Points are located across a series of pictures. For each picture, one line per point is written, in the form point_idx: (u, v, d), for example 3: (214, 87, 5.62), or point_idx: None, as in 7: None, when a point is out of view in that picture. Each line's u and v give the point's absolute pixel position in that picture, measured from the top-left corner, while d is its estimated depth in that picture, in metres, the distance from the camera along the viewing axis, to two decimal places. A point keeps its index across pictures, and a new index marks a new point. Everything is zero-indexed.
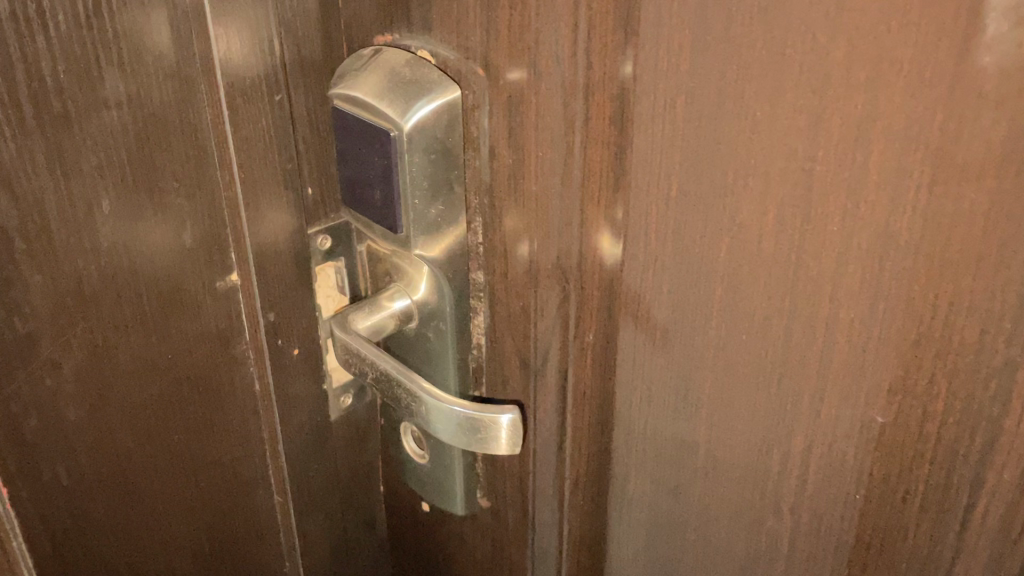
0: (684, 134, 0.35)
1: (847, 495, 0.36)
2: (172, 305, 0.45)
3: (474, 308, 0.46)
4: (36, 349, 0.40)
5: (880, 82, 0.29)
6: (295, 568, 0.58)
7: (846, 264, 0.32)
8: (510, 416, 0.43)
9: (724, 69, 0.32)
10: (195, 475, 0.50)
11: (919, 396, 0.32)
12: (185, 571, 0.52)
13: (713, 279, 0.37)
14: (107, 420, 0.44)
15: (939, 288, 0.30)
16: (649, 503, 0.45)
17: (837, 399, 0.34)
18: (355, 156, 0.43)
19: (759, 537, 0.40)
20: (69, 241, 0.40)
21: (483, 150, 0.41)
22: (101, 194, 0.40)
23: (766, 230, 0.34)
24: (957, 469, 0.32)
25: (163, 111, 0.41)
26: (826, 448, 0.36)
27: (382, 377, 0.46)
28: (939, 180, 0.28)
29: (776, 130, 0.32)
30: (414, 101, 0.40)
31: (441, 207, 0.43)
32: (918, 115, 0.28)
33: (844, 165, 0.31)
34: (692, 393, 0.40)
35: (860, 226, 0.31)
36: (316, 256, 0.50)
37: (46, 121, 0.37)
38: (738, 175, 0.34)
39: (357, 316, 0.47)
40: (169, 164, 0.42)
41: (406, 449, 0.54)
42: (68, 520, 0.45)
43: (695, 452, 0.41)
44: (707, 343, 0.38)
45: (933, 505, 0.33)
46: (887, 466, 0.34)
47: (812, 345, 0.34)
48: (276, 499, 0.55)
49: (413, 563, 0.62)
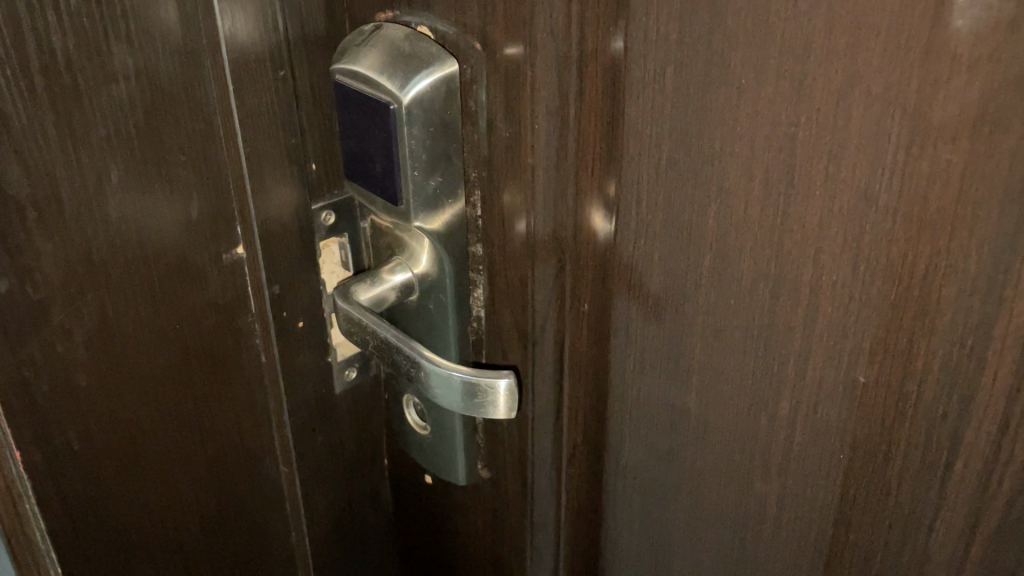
0: (674, 104, 0.36)
1: (831, 456, 0.37)
2: (179, 276, 0.46)
3: (474, 281, 0.47)
4: (48, 315, 0.42)
5: (860, 47, 0.29)
6: (301, 537, 0.60)
7: (829, 228, 0.33)
8: (507, 381, 0.44)
9: (711, 38, 0.33)
10: (203, 444, 0.51)
11: (899, 355, 0.33)
12: (194, 538, 0.53)
13: (703, 246, 0.38)
14: (116, 388, 0.46)
15: (917, 249, 0.31)
16: (643, 470, 0.46)
17: (821, 361, 0.35)
18: (356, 129, 0.44)
19: (748, 501, 0.41)
20: (80, 211, 0.41)
21: (481, 126, 0.42)
22: (111, 166, 0.41)
23: (753, 196, 0.35)
24: (936, 428, 0.33)
25: (170, 86, 0.42)
26: (811, 410, 0.37)
27: (383, 345, 0.47)
28: (917, 143, 0.29)
29: (761, 97, 0.33)
30: (413, 75, 0.40)
31: (439, 180, 0.43)
32: (897, 79, 0.29)
33: (826, 130, 0.31)
34: (683, 359, 0.41)
35: (841, 190, 0.32)
36: (320, 231, 0.51)
37: (56, 94, 0.38)
38: (726, 143, 0.35)
39: (359, 288, 0.48)
40: (176, 138, 0.43)
41: (408, 421, 0.56)
42: (79, 486, 0.46)
43: (687, 418, 0.42)
44: (697, 310, 0.39)
45: (914, 463, 0.34)
46: (869, 426, 0.35)
47: (797, 308, 0.35)
48: (282, 470, 0.56)
49: (416, 535, 0.64)
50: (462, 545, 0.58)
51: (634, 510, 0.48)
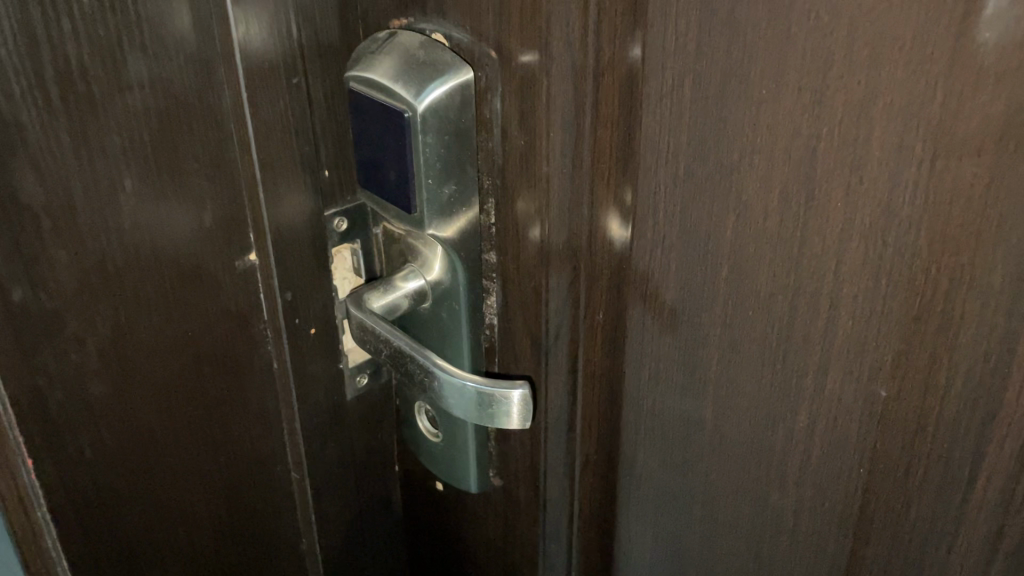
0: (692, 113, 0.35)
1: (849, 469, 0.36)
2: (192, 284, 0.46)
3: (487, 288, 0.47)
4: (62, 323, 0.41)
5: (884, 58, 0.29)
6: (312, 544, 0.60)
7: (850, 241, 0.32)
8: (521, 391, 0.44)
9: (731, 48, 0.33)
10: (214, 450, 0.51)
11: (920, 369, 0.32)
12: (205, 545, 0.53)
13: (720, 257, 0.37)
14: (129, 395, 0.46)
15: (940, 263, 0.30)
16: (657, 480, 0.46)
17: (840, 374, 0.35)
18: (371, 137, 0.44)
19: (764, 513, 0.41)
20: (93, 219, 0.41)
21: (496, 133, 0.41)
22: (125, 174, 0.41)
23: (771, 207, 0.34)
24: (957, 444, 0.32)
25: (185, 93, 0.42)
26: (829, 423, 0.36)
27: (395, 353, 0.47)
28: (940, 156, 0.29)
29: (781, 108, 0.32)
30: (428, 83, 0.40)
31: (454, 188, 0.43)
32: (921, 92, 0.29)
33: (848, 142, 0.31)
34: (699, 370, 0.41)
35: (862, 203, 0.32)
36: (332, 237, 0.50)
37: (71, 102, 0.38)
38: (744, 154, 0.34)
39: (372, 296, 0.48)
40: (190, 145, 0.43)
41: (419, 428, 0.55)
42: (92, 493, 0.46)
43: (702, 428, 0.42)
44: (714, 321, 0.39)
45: (935, 477, 0.34)
46: (890, 440, 0.35)
47: (816, 321, 0.35)
48: (293, 476, 0.56)
49: (426, 542, 0.63)
50: (473, 552, 0.58)
51: (648, 520, 0.48)
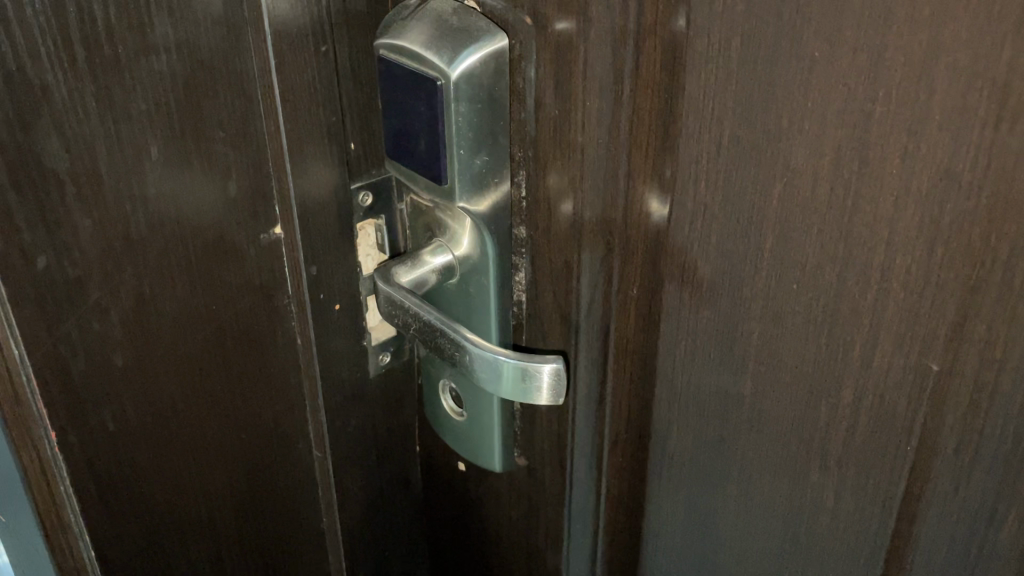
0: (738, 79, 0.34)
1: (897, 447, 0.35)
2: (216, 255, 0.45)
3: (517, 264, 0.46)
4: (86, 293, 0.40)
5: (947, 17, 0.28)
6: (333, 523, 0.59)
7: (904, 209, 0.31)
8: (553, 365, 0.43)
9: (783, 8, 0.32)
10: (238, 425, 0.50)
11: (977, 341, 0.31)
12: (226, 522, 0.53)
13: (764, 229, 0.36)
14: (152, 367, 0.45)
15: (1000, 230, 0.29)
16: (691, 458, 0.45)
17: (889, 349, 0.34)
18: (401, 106, 0.42)
19: (803, 492, 0.40)
20: (119, 186, 0.40)
21: (529, 104, 0.41)
22: (151, 140, 0.40)
23: (823, 174, 0.33)
24: (1012, 419, 0.32)
25: (212, 58, 0.41)
26: (876, 399, 0.35)
27: (425, 328, 0.46)
28: (1007, 118, 0.28)
29: (834, 71, 0.31)
30: (461, 50, 0.39)
31: (486, 159, 0.42)
32: (986, 50, 0.27)
33: (906, 106, 0.30)
34: (739, 345, 0.40)
35: (920, 166, 0.30)
36: (358, 212, 0.50)
37: (97, 65, 0.37)
38: (794, 120, 0.33)
39: (399, 270, 0.47)
40: (217, 113, 0.42)
41: (443, 407, 0.54)
42: (114, 467, 0.45)
43: (741, 405, 0.41)
44: (756, 295, 0.38)
45: (988, 453, 0.33)
46: (942, 416, 0.34)
47: (865, 294, 0.34)
48: (316, 456, 0.56)
49: (446, 522, 0.63)
50: (496, 534, 0.58)
51: (679, 502, 0.47)
